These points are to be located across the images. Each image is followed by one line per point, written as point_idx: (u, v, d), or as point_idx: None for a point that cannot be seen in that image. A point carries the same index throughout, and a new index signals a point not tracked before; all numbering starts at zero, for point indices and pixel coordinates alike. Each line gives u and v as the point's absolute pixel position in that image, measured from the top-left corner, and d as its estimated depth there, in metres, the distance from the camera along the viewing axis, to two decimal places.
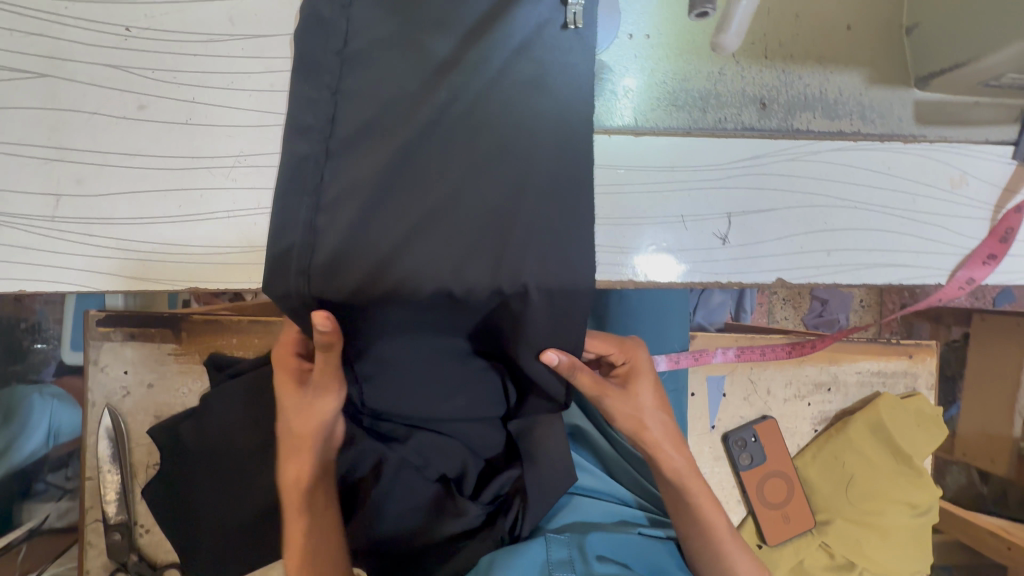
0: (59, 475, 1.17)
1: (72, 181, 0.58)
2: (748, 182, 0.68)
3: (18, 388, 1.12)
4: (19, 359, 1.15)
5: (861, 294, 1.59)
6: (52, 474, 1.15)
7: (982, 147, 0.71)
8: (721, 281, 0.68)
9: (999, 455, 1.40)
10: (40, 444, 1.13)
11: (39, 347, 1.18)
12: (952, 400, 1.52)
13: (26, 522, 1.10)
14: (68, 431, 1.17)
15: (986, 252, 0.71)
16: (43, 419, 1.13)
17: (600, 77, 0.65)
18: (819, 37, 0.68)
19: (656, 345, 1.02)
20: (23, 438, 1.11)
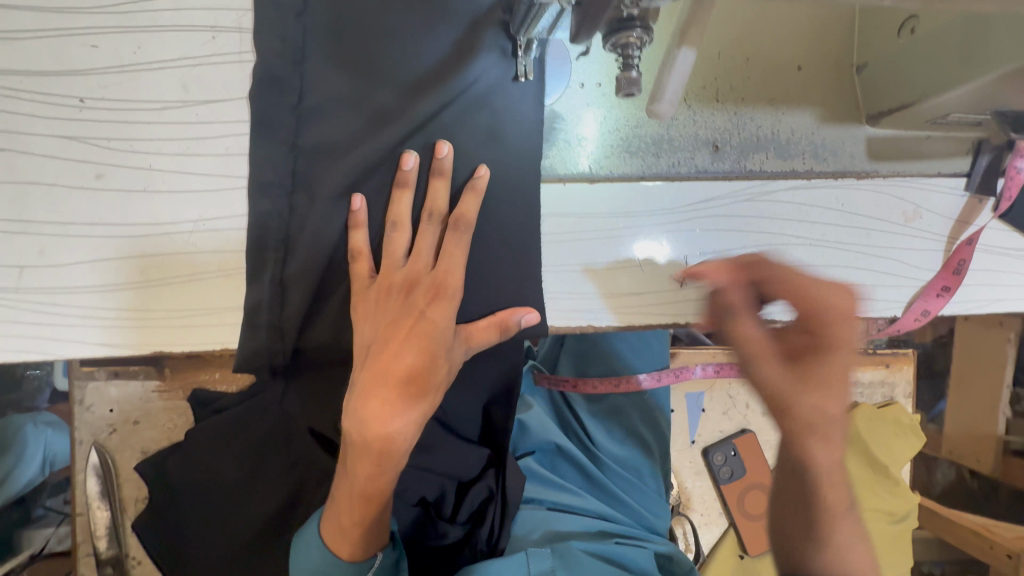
0: (57, 499, 1.18)
1: (34, 252, 0.59)
2: (703, 225, 0.69)
3: (12, 418, 1.13)
4: (14, 387, 1.16)
5: None
6: (51, 498, 1.16)
7: (935, 179, 0.72)
8: (679, 321, 0.70)
9: (984, 453, 1.38)
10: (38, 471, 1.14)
11: (33, 373, 1.19)
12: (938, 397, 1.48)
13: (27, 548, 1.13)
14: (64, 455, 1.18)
15: (941, 284, 0.72)
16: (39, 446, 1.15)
17: (552, 126, 0.66)
18: (770, 78, 0.69)
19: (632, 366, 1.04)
20: (21, 466, 1.12)
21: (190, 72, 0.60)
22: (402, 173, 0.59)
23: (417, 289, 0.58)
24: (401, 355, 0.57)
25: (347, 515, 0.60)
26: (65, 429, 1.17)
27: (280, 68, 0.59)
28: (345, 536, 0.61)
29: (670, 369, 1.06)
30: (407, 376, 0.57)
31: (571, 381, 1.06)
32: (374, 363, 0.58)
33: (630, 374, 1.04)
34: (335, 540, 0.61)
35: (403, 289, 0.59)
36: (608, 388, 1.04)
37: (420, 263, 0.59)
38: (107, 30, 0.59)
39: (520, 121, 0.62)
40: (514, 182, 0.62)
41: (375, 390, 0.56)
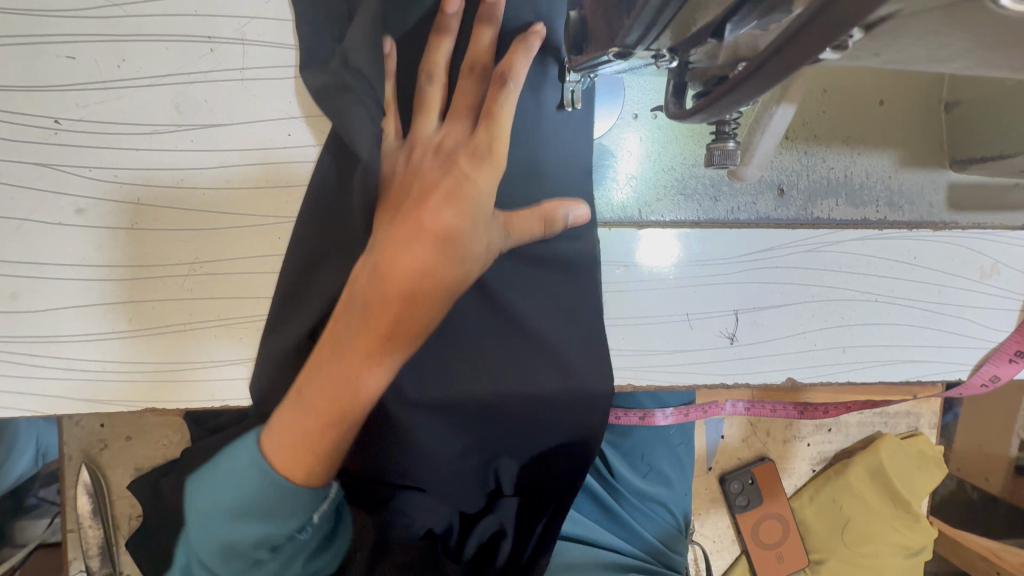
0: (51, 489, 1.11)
1: (6, 297, 0.52)
2: (760, 277, 0.62)
3: None
4: None
5: None
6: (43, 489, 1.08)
7: (1016, 232, 0.64)
8: (727, 382, 0.63)
9: (994, 473, 1.32)
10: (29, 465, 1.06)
11: None
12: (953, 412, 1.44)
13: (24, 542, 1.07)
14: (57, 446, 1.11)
15: (1014, 348, 0.66)
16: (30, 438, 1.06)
17: (599, 163, 0.58)
18: (848, 113, 0.60)
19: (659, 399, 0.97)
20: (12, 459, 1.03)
21: (184, 91, 0.52)
22: (444, 17, 0.51)
23: (459, 152, 0.49)
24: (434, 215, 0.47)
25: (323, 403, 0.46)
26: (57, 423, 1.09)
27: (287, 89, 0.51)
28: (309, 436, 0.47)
29: (696, 405, 0.99)
30: (438, 237, 0.46)
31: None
32: (399, 221, 0.48)
33: (655, 409, 0.97)
34: (288, 450, 0.47)
35: (441, 150, 0.50)
36: (630, 421, 0.97)
37: (456, 127, 0.50)
38: (88, 39, 0.50)
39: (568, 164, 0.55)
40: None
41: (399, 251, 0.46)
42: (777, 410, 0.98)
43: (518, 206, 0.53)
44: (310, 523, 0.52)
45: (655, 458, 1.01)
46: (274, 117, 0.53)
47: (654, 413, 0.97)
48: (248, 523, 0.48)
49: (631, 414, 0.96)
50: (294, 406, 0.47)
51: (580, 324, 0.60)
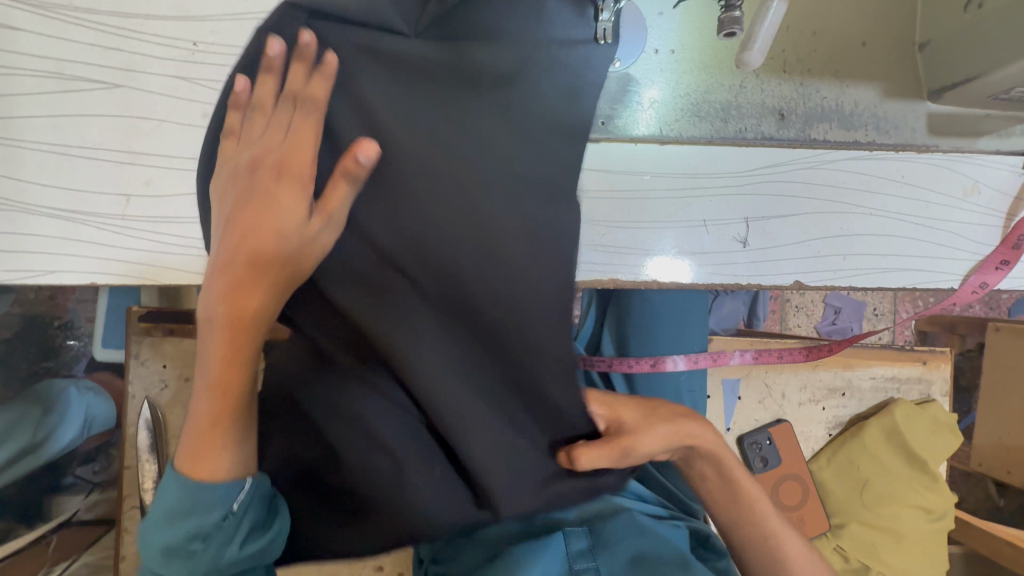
0: (87, 469, 1.25)
1: (141, 183, 0.63)
2: (767, 191, 0.72)
3: (52, 383, 1.19)
4: (52, 355, 1.24)
5: (876, 302, 1.64)
6: (81, 467, 1.23)
7: (990, 156, 0.74)
8: (741, 281, 0.72)
9: (1015, 465, 1.43)
10: (75, 435, 1.19)
11: (70, 344, 1.26)
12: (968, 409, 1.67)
13: (59, 515, 1.18)
14: (102, 423, 1.23)
15: (998, 258, 0.74)
16: (80, 411, 1.19)
17: (626, 90, 0.70)
18: (836, 52, 0.72)
19: (674, 345, 1.04)
20: (60, 428, 1.16)
21: None
22: None
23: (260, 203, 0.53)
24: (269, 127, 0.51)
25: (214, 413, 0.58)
26: (107, 394, 1.24)
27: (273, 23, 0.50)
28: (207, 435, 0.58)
29: (708, 354, 1.07)
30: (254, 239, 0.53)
31: (605, 360, 1.03)
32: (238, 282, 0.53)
33: (666, 356, 1.04)
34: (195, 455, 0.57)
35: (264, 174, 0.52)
36: (642, 369, 1.03)
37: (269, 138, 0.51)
38: None
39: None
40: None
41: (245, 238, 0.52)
42: (784, 355, 1.13)
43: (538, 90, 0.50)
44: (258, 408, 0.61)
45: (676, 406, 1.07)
46: None
47: (666, 360, 1.04)
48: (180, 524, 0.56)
49: (643, 361, 1.02)
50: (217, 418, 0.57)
51: (559, 250, 0.49)
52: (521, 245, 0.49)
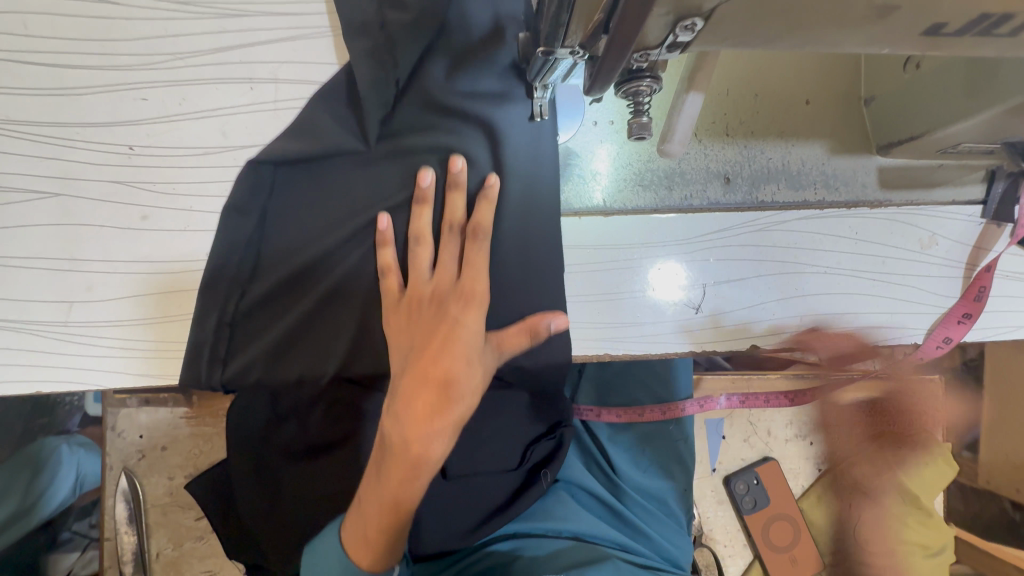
0: (83, 523, 1.24)
1: (82, 288, 0.63)
2: (717, 255, 0.71)
3: (45, 441, 1.19)
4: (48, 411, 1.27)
5: None
6: (77, 523, 1.22)
7: (947, 207, 0.72)
8: (697, 348, 0.70)
9: None
10: (68, 492, 1.19)
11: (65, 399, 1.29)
12: None
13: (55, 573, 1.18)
14: (94, 478, 1.23)
15: (961, 311, 0.72)
16: (71, 468, 1.20)
17: (568, 163, 0.69)
18: (780, 113, 0.71)
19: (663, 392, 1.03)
20: (53, 487, 1.17)
21: (228, 119, 0.65)
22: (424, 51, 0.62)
23: (447, 299, 0.59)
24: (452, 208, 0.61)
25: (389, 488, 0.55)
26: (96, 448, 1.23)
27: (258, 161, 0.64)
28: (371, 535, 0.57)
29: (694, 399, 1.04)
30: (441, 382, 0.54)
31: (595, 411, 1.04)
32: (412, 367, 0.56)
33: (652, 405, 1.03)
34: (355, 545, 0.58)
35: (434, 299, 0.59)
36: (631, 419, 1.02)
37: (445, 275, 0.60)
38: (155, 84, 0.64)
39: (534, 157, 0.64)
40: (532, 217, 0.64)
41: (441, 353, 0.55)
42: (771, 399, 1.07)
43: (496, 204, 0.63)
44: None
45: (656, 457, 1.05)
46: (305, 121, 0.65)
47: (653, 409, 1.03)
48: None
49: (631, 413, 1.02)
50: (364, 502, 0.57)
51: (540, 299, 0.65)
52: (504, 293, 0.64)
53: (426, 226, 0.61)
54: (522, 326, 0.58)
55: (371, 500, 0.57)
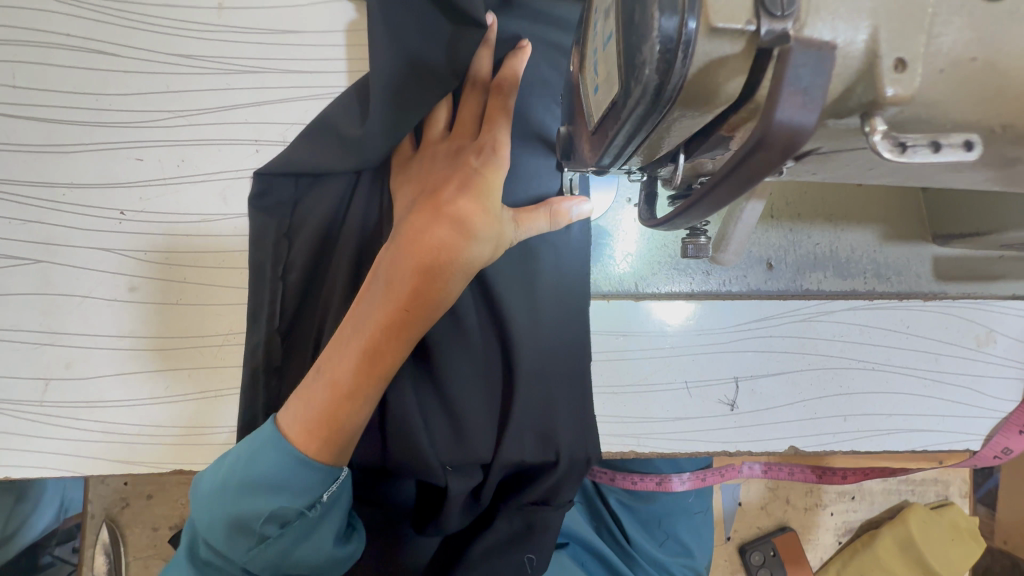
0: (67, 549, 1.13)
1: (61, 365, 0.58)
2: (756, 345, 0.65)
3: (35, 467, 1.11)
4: None
5: None
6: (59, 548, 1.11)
7: (1006, 302, 0.67)
8: (730, 448, 0.64)
9: None
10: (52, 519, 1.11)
11: None
12: None
13: None
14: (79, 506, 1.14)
15: (1023, 419, 0.66)
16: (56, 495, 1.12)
17: (597, 242, 0.63)
18: (829, 194, 0.65)
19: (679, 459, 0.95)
20: (35, 514, 1.10)
21: (231, 183, 0.60)
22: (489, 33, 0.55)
23: (465, 151, 0.54)
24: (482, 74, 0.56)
25: (375, 330, 0.48)
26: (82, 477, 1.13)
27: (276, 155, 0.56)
28: (336, 395, 0.48)
29: (714, 469, 0.96)
30: (455, 219, 0.49)
31: (608, 475, 0.97)
32: (421, 209, 0.52)
33: (671, 473, 0.95)
34: (307, 421, 0.49)
35: (450, 153, 0.54)
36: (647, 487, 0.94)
37: (463, 133, 0.55)
38: (155, 143, 0.59)
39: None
40: (554, 302, 0.60)
41: (457, 194, 0.50)
42: (795, 473, 0.97)
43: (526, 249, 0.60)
44: (321, 501, 0.50)
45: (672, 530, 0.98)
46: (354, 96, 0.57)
47: (671, 478, 0.95)
48: (252, 499, 0.47)
49: (648, 479, 0.94)
50: (348, 344, 0.49)
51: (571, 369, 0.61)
52: (534, 339, 0.60)
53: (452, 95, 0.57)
54: (542, 206, 0.53)
55: (358, 339, 0.48)
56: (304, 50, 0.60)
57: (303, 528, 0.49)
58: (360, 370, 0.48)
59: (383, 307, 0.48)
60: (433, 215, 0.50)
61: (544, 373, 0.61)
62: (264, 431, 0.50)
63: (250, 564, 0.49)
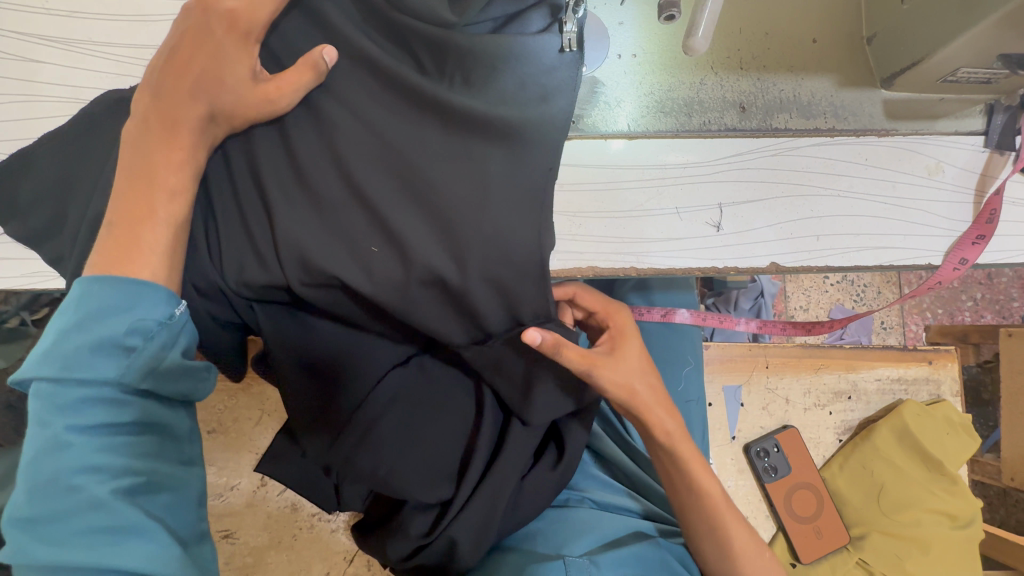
0: None
1: None
2: (735, 176, 0.75)
3: None
4: None
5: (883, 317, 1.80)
6: None
7: (951, 137, 0.77)
8: (717, 262, 0.74)
9: None
10: None
11: None
12: (993, 426, 1.71)
13: None
14: None
15: (975, 233, 0.75)
16: None
17: (593, 92, 0.74)
18: (789, 49, 0.77)
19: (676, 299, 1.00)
20: None
21: None
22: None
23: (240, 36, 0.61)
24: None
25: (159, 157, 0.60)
26: None
27: (312, 2, 0.65)
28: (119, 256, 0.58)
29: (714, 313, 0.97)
30: (225, 83, 0.60)
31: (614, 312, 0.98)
32: (213, 46, 0.61)
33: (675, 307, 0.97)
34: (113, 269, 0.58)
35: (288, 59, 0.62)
36: (653, 319, 0.95)
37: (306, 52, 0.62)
38: None
39: (548, 83, 0.64)
40: (542, 147, 0.62)
41: (234, 25, 0.60)
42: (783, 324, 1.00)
43: (485, 133, 0.63)
44: (170, 327, 0.56)
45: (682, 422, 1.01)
46: None
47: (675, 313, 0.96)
48: (85, 374, 0.52)
49: (653, 309, 0.95)
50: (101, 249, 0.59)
51: (518, 244, 0.63)
52: (486, 216, 0.62)
53: (342, 205, 0.65)
54: (297, 68, 0.61)
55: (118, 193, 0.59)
56: None
57: (162, 342, 0.55)
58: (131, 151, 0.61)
59: (159, 133, 0.60)
60: (215, 75, 0.60)
61: (496, 256, 0.63)
62: (82, 299, 0.54)
63: (92, 357, 0.52)
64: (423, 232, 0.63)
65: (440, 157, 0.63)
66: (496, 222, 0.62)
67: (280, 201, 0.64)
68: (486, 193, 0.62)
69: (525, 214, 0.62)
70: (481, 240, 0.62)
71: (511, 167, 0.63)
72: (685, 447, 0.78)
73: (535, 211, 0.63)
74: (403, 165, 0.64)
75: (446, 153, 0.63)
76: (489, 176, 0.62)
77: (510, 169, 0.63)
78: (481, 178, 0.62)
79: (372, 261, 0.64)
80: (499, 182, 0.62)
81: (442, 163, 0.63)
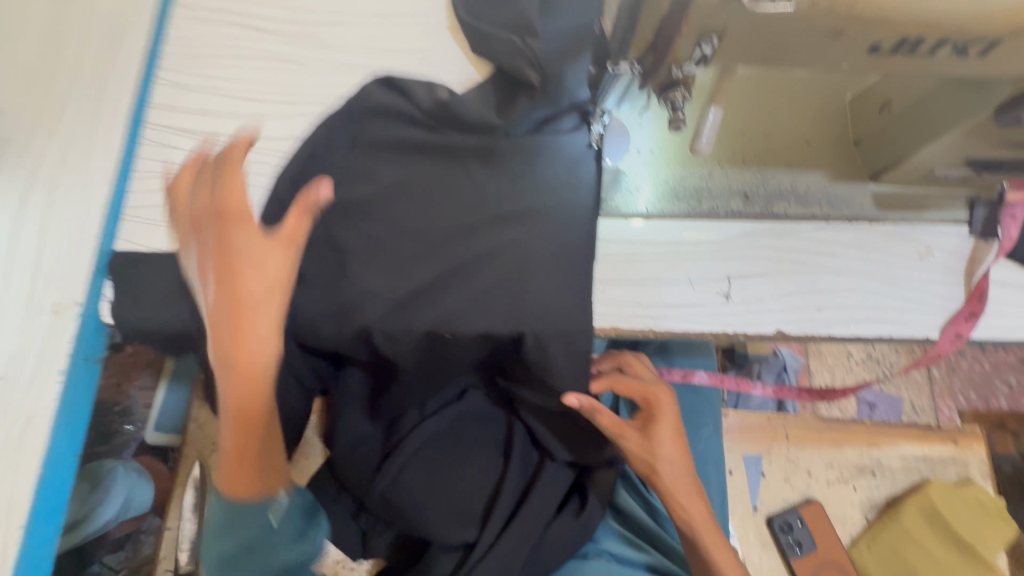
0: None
1: None
2: (740, 254, 0.85)
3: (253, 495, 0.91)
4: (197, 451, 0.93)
5: (912, 398, 1.79)
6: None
7: (938, 225, 0.87)
8: (727, 328, 0.82)
9: None
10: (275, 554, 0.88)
11: None
12: None
13: None
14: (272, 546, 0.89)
15: (967, 310, 0.82)
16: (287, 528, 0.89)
17: (618, 180, 0.88)
18: (787, 149, 0.90)
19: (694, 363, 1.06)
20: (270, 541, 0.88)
21: None
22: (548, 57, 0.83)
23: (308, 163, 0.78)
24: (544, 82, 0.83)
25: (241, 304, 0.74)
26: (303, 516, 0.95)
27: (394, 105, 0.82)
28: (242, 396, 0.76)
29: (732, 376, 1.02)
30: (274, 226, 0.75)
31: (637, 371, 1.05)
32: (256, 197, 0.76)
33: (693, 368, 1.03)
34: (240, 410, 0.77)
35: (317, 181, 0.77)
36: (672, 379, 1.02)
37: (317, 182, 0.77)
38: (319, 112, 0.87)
39: (578, 173, 0.79)
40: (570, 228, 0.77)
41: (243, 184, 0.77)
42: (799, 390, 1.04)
43: (527, 209, 0.77)
44: None
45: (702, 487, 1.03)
46: (461, 72, 0.89)
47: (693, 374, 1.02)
48: None
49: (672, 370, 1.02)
50: (210, 286, 0.74)
51: (549, 301, 0.74)
52: (523, 278, 0.74)
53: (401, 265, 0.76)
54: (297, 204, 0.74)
55: (213, 311, 0.74)
56: (420, 54, 0.90)
57: None
58: (239, 208, 0.76)
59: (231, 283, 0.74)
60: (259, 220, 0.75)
61: (529, 310, 0.73)
62: None
63: None
64: (468, 290, 0.74)
65: (486, 230, 0.77)
66: (531, 281, 0.74)
67: (352, 262, 0.77)
68: (522, 258, 0.75)
69: (556, 277, 0.75)
70: (516, 297, 0.73)
71: (544, 239, 0.76)
72: (703, 530, 0.85)
73: (563, 275, 0.75)
74: (465, 245, 0.76)
75: (491, 227, 0.77)
76: (526, 245, 0.75)
77: (544, 240, 0.76)
78: (520, 247, 0.75)
79: (424, 313, 0.75)
80: (534, 250, 0.75)
81: (488, 235, 0.76)
